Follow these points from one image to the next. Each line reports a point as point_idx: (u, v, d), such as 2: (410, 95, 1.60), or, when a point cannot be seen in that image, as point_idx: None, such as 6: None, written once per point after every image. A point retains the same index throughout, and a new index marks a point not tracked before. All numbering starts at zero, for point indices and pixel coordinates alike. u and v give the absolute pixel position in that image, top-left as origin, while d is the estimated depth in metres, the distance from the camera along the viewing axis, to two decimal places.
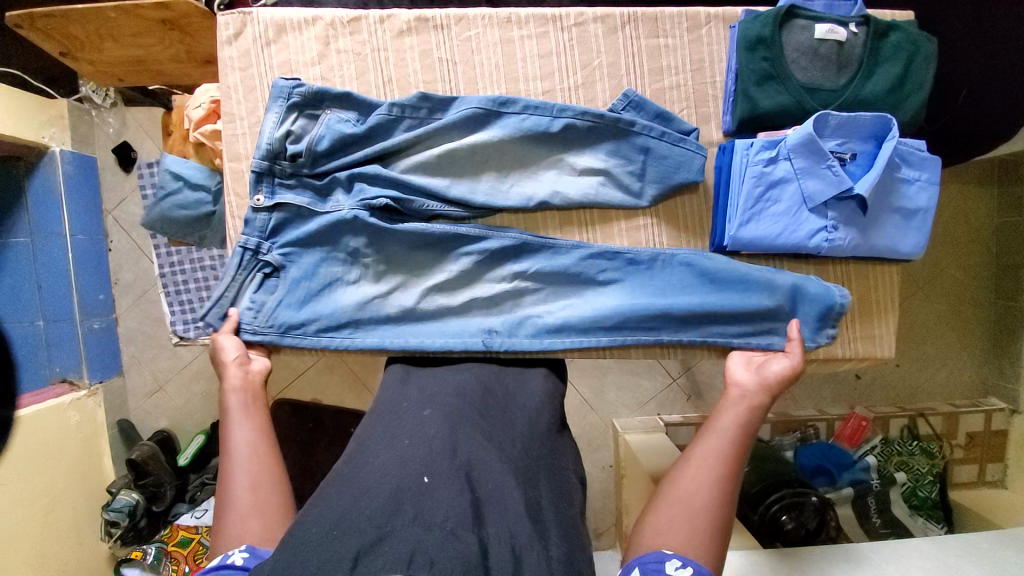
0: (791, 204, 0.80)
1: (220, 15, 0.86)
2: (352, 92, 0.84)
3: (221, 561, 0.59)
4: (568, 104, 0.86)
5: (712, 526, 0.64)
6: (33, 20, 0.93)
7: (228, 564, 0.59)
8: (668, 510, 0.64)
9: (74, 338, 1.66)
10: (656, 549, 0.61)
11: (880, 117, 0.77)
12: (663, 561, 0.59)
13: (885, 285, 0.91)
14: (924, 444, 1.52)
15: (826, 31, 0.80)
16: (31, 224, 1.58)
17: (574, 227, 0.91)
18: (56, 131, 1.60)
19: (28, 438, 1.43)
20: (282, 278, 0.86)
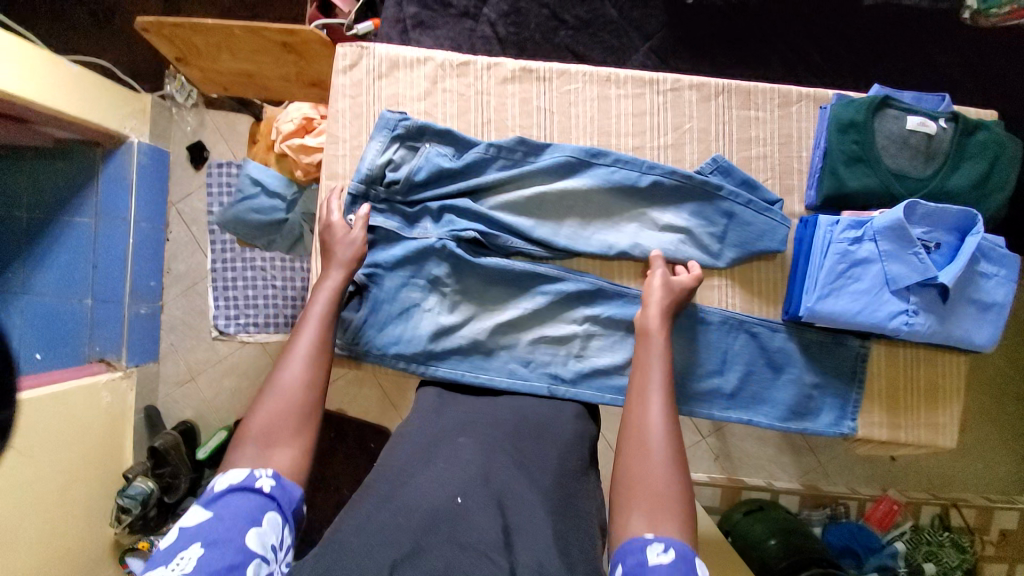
0: (872, 284, 0.81)
1: (340, 45, 0.93)
2: (452, 129, 0.89)
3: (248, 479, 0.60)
4: (655, 162, 0.90)
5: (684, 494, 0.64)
6: (162, 27, 0.99)
7: (255, 487, 0.60)
8: (636, 496, 0.64)
9: (120, 320, 1.70)
10: (635, 536, 0.61)
11: (965, 212, 0.79)
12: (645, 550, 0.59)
13: (952, 373, 0.91)
14: (954, 535, 1.47)
15: (917, 123, 0.83)
16: (98, 207, 1.65)
17: (649, 280, 0.92)
18: (137, 124, 1.69)
19: (62, 413, 1.45)
20: (365, 296, 0.89)
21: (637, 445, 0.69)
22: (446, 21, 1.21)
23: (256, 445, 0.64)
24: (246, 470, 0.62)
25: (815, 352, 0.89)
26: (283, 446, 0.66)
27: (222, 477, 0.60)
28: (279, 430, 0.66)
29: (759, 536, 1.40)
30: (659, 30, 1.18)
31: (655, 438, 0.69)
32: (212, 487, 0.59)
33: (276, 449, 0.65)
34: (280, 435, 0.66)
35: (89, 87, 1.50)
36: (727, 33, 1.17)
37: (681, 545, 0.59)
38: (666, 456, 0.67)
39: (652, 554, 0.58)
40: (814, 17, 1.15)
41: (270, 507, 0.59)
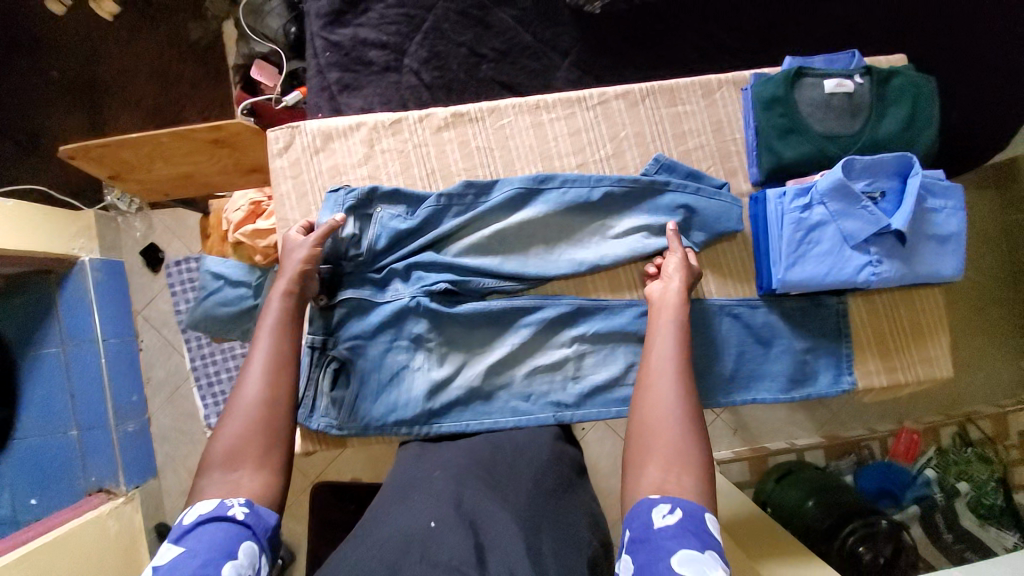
0: (834, 244, 0.83)
1: (270, 130, 0.93)
2: (399, 189, 0.89)
3: (221, 509, 0.62)
4: (601, 175, 0.91)
5: (703, 460, 0.67)
6: (88, 151, 0.98)
7: (230, 516, 0.62)
8: (651, 457, 0.67)
9: (109, 443, 1.64)
10: (644, 496, 0.64)
11: (901, 156, 0.83)
12: (652, 510, 0.61)
13: (930, 306, 0.94)
14: (978, 450, 1.48)
15: (835, 84, 0.86)
16: (63, 333, 1.61)
17: (625, 290, 0.93)
18: (86, 241, 1.65)
19: (68, 554, 1.38)
20: (352, 371, 0.89)
21: (653, 407, 0.72)
22: (369, 79, 1.22)
23: (222, 470, 0.67)
24: (216, 500, 0.64)
25: (799, 318, 0.91)
26: (251, 469, 0.68)
27: (189, 508, 0.62)
28: (242, 450, 0.68)
29: (795, 500, 1.39)
30: (573, 45, 1.23)
31: (671, 401, 0.71)
32: (185, 519, 0.61)
33: (243, 470, 0.67)
34: (246, 456, 0.68)
35: (27, 219, 1.46)
36: (639, 34, 1.22)
37: (690, 505, 0.61)
38: (683, 421, 0.70)
39: (659, 516, 0.61)
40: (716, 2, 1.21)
41: (244, 535, 0.60)
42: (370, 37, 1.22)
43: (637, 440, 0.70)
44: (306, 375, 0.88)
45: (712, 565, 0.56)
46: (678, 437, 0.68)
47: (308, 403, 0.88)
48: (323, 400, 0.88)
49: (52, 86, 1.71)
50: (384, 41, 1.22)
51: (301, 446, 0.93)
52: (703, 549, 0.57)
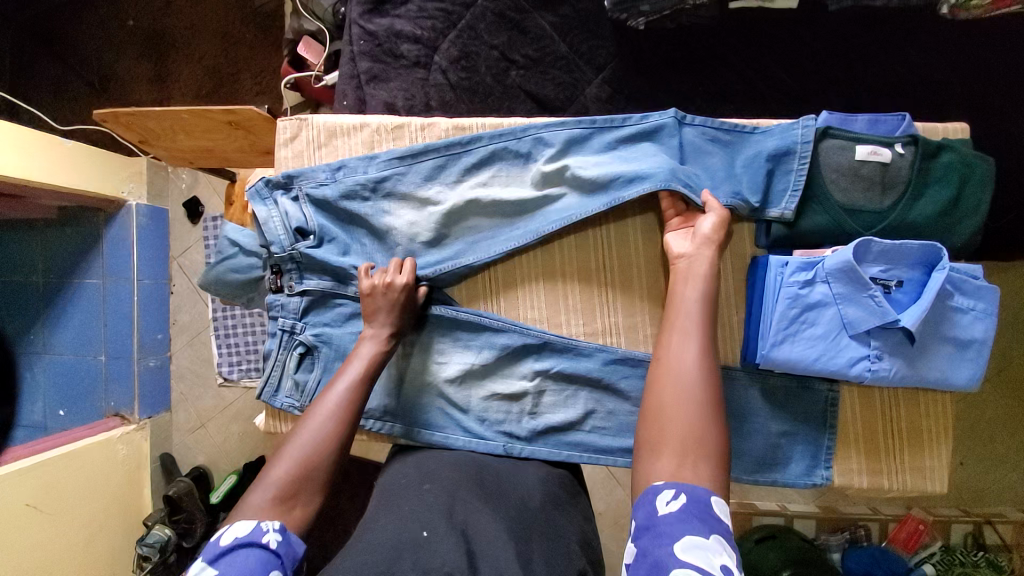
0: (830, 328, 0.76)
1: (280, 119, 0.95)
2: (344, 159, 0.92)
3: (256, 535, 0.62)
4: (532, 124, 0.91)
5: (720, 441, 0.63)
6: (118, 116, 1.05)
7: (262, 542, 0.61)
8: (665, 443, 0.63)
9: (130, 374, 1.78)
10: (651, 484, 0.60)
11: (928, 246, 0.74)
12: (656, 498, 0.58)
13: (936, 411, 0.85)
14: (991, 556, 1.36)
15: (867, 152, 0.78)
16: (104, 268, 1.75)
17: (598, 333, 0.90)
18: (134, 186, 1.77)
19: (76, 469, 1.53)
20: (316, 358, 0.92)
21: (674, 380, 0.67)
22: (398, 72, 1.21)
23: (261, 493, 0.68)
24: (252, 524, 0.64)
25: (780, 398, 0.84)
26: (301, 503, 0.69)
27: (228, 529, 0.63)
28: (298, 485, 0.70)
29: (770, 567, 1.30)
30: (609, 62, 1.17)
31: (696, 383, 0.66)
32: (222, 541, 0.61)
33: (295, 505, 0.69)
34: (301, 490, 0.70)
35: (85, 159, 1.57)
36: (681, 58, 1.15)
37: (695, 490, 0.58)
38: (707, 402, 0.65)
39: (662, 502, 0.57)
40: (771, 38, 1.12)
41: (273, 564, 0.59)
42: (406, 29, 1.21)
43: (654, 419, 0.65)
44: (274, 356, 0.93)
45: (716, 555, 0.53)
46: (696, 422, 0.63)
47: (273, 382, 0.93)
48: (288, 383, 0.92)
49: (127, 34, 1.81)
50: (418, 35, 1.21)
51: (264, 426, 0.98)
52: (709, 533, 0.54)
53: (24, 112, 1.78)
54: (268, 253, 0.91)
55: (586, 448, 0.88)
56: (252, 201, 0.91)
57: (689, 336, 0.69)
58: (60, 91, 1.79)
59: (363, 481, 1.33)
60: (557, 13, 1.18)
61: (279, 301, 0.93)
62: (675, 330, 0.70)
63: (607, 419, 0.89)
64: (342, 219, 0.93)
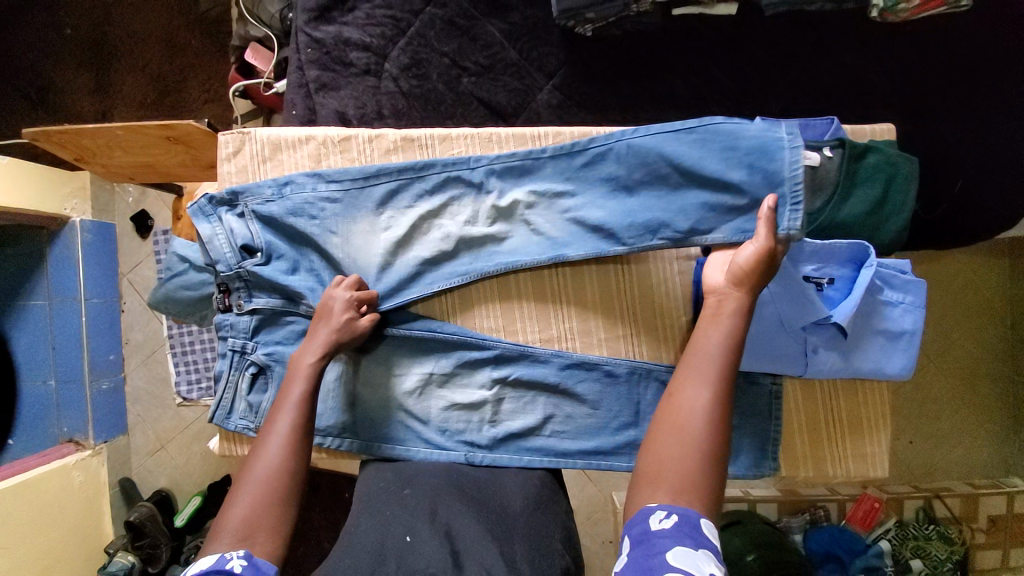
0: (769, 326, 0.80)
1: (221, 134, 0.92)
2: (289, 177, 0.90)
3: (218, 564, 0.62)
4: (483, 155, 0.91)
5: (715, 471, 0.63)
6: (48, 135, 0.99)
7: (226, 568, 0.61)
8: (662, 476, 0.63)
9: (82, 398, 1.70)
10: (644, 506, 0.62)
11: (857, 245, 0.78)
12: (648, 519, 0.60)
13: (875, 398, 0.90)
14: (940, 528, 1.42)
15: (798, 156, 0.81)
16: (50, 288, 1.67)
17: (554, 340, 0.91)
18: (77, 202, 1.70)
19: (31, 501, 1.46)
20: (269, 378, 0.91)
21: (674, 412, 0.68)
22: (348, 80, 1.20)
23: (229, 538, 0.66)
24: (217, 555, 0.64)
25: (729, 396, 0.86)
26: (263, 538, 0.67)
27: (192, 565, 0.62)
28: (258, 521, 0.68)
29: (735, 553, 1.32)
30: (560, 68, 1.19)
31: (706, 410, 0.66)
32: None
33: (258, 541, 0.67)
34: (261, 527, 0.68)
35: (24, 176, 1.50)
36: (627, 65, 1.19)
37: (686, 510, 0.60)
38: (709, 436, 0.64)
39: (655, 520, 0.59)
40: (712, 44, 1.18)
41: None
42: (354, 37, 1.20)
43: (651, 450, 0.66)
44: (226, 378, 0.91)
45: (706, 564, 0.55)
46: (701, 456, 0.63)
47: (226, 404, 0.91)
48: (242, 404, 0.91)
49: (63, 43, 1.72)
50: (367, 43, 1.20)
51: (220, 449, 0.96)
52: (697, 546, 0.57)
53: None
54: (215, 273, 0.89)
55: (545, 452, 0.90)
56: (195, 220, 0.88)
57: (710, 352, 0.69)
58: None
59: (331, 495, 1.32)
60: (506, 20, 1.20)
61: (228, 320, 0.91)
62: (691, 370, 0.69)
63: (565, 423, 0.90)
64: (291, 236, 0.91)
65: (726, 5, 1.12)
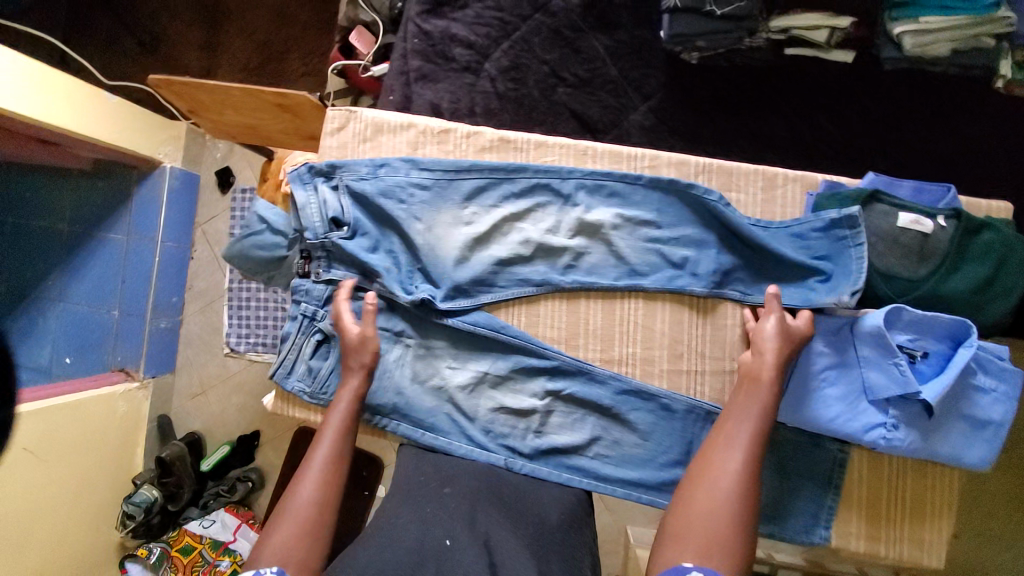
0: (848, 390, 0.76)
1: (329, 109, 0.97)
2: (387, 160, 0.93)
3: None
4: (576, 168, 0.91)
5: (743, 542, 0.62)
6: (170, 84, 1.06)
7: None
8: (690, 535, 0.63)
9: (140, 333, 1.80)
10: (677, 565, 0.60)
11: (959, 322, 0.74)
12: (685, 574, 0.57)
13: (944, 488, 0.84)
14: None
15: (910, 221, 0.78)
16: (131, 226, 1.77)
17: (614, 361, 0.88)
18: (171, 150, 1.81)
19: (79, 419, 1.55)
20: (333, 348, 0.93)
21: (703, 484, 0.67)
22: (447, 74, 1.23)
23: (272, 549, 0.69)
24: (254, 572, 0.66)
25: (788, 451, 0.84)
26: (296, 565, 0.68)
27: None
28: (293, 549, 0.69)
29: None
30: (657, 91, 1.20)
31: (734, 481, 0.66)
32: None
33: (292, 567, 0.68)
34: (294, 555, 0.69)
35: (128, 119, 1.61)
36: (730, 97, 1.18)
37: None
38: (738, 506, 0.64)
39: None
40: (819, 91, 1.15)
41: None
42: (461, 34, 1.23)
43: (682, 510, 0.66)
44: (292, 339, 0.94)
45: None
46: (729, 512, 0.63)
47: (287, 365, 0.94)
48: (301, 368, 0.93)
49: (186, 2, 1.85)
50: (472, 41, 1.23)
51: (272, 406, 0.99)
52: None
53: (74, 65, 1.81)
54: (300, 238, 0.92)
55: (585, 473, 0.88)
56: (291, 185, 0.92)
57: (740, 432, 0.69)
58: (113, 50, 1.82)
59: None
60: (613, 37, 1.21)
61: (304, 286, 0.94)
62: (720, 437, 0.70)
63: (610, 448, 0.88)
64: (376, 216, 0.94)
65: (843, 51, 1.12)
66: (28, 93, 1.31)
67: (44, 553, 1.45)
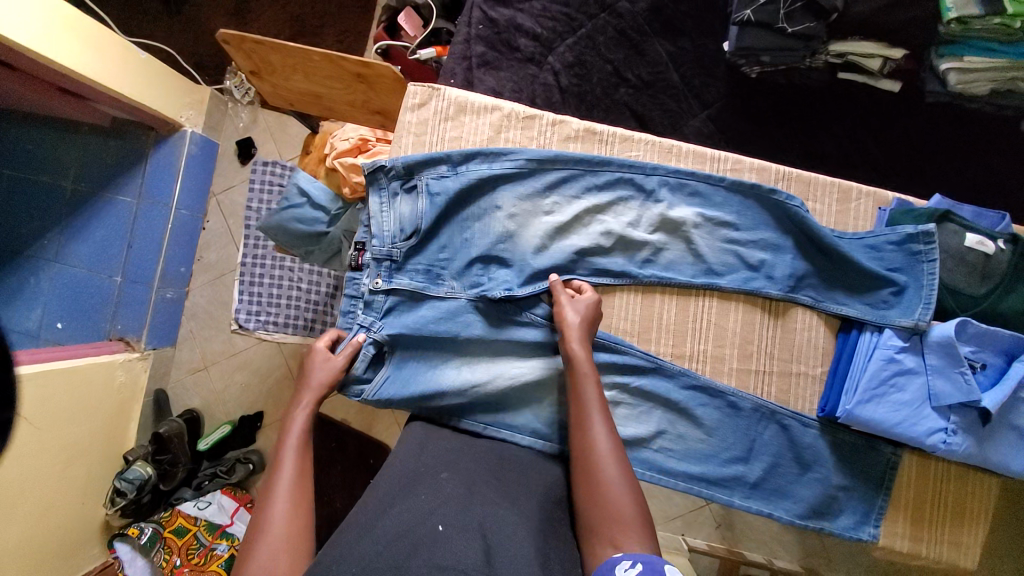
0: (915, 396, 0.81)
1: (412, 84, 0.96)
2: (466, 154, 0.91)
3: None
4: (660, 165, 0.93)
5: (637, 503, 0.68)
6: (244, 41, 1.11)
7: None
8: (598, 520, 0.67)
9: (145, 303, 1.60)
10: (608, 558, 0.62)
11: (1017, 338, 0.79)
12: (613, 565, 0.60)
13: (981, 494, 0.89)
14: None
15: (976, 240, 0.83)
16: (143, 189, 1.57)
17: (685, 357, 0.91)
18: (193, 114, 1.62)
19: (74, 389, 1.36)
20: (388, 361, 0.88)
21: (587, 457, 0.72)
22: (511, 63, 1.22)
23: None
24: None
25: (846, 452, 0.88)
26: None
27: None
28: (269, 565, 0.64)
29: None
30: (716, 100, 1.24)
31: (609, 452, 0.72)
32: None
33: None
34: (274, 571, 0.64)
35: (158, 73, 1.46)
36: (783, 110, 1.23)
37: (648, 558, 0.59)
38: (617, 472, 0.70)
39: (619, 569, 0.58)
40: (867, 116, 1.21)
41: None
42: (527, 24, 1.23)
43: (589, 490, 0.70)
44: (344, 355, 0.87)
45: None
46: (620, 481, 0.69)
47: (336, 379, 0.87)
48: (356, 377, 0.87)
49: None
50: (537, 33, 1.23)
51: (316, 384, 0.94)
52: None
53: (86, 10, 1.64)
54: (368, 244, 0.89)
55: (649, 466, 0.89)
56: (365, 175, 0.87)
57: (593, 410, 0.75)
58: (130, 0, 1.66)
59: None
60: (676, 44, 1.24)
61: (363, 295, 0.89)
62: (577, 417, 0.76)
63: (675, 442, 0.89)
64: (457, 205, 0.92)
65: (889, 81, 1.17)
66: (52, 39, 1.14)
67: (24, 535, 1.24)
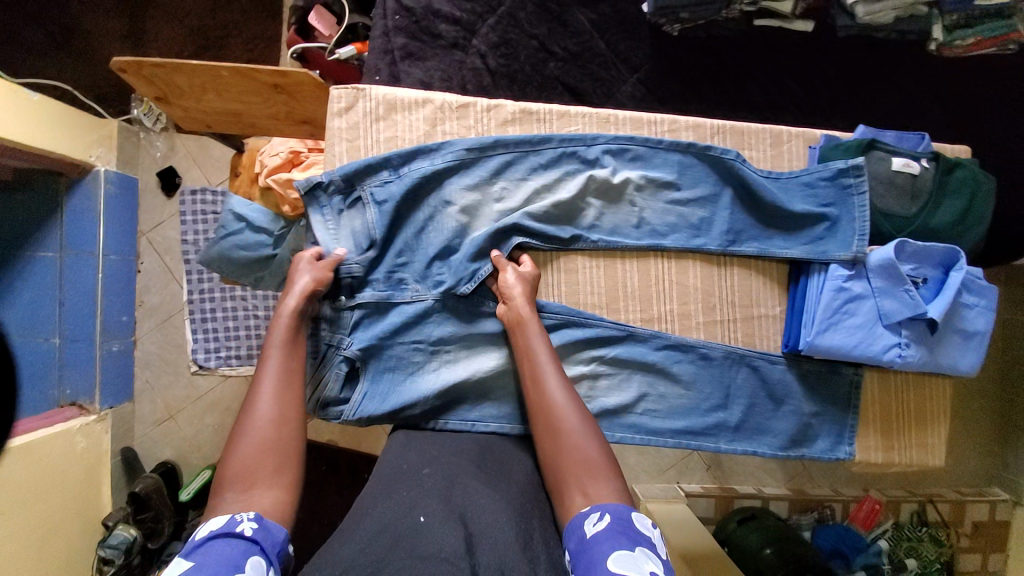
0: (868, 318, 0.86)
1: (334, 87, 0.91)
2: (406, 154, 0.89)
3: (229, 526, 0.59)
4: (601, 135, 0.93)
5: (602, 449, 0.71)
6: (142, 67, 1.03)
7: (237, 532, 0.59)
8: (568, 474, 0.70)
9: (91, 360, 1.49)
10: (578, 514, 0.65)
11: (951, 249, 0.85)
12: (584, 522, 0.63)
13: (939, 397, 0.96)
14: (932, 531, 1.43)
15: (902, 164, 0.88)
16: (63, 241, 1.44)
17: (655, 321, 0.93)
18: (104, 151, 1.50)
19: (34, 467, 1.26)
20: (365, 372, 0.86)
21: (546, 416, 0.74)
22: (435, 52, 1.18)
23: (235, 488, 0.65)
24: (228, 516, 0.62)
25: (813, 382, 0.93)
26: (263, 488, 0.66)
27: (202, 526, 0.60)
28: (255, 470, 0.67)
29: (752, 545, 1.29)
30: (644, 62, 1.24)
31: (565, 405, 0.74)
32: (198, 535, 0.59)
33: (256, 492, 0.65)
34: (259, 477, 0.66)
35: (56, 112, 1.32)
36: (709, 64, 1.25)
37: (616, 510, 0.63)
38: (578, 425, 0.73)
39: (590, 524, 0.62)
40: (788, 58, 1.25)
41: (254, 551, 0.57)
42: (444, 8, 1.18)
43: (554, 448, 0.72)
44: (319, 374, 0.86)
45: (644, 562, 0.56)
46: (581, 432, 0.72)
47: (315, 400, 0.85)
48: (337, 395, 0.86)
49: None
50: (457, 17, 1.19)
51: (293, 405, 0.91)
52: (633, 546, 0.58)
53: None
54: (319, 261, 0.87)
55: (637, 429, 0.91)
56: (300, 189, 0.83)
57: (546, 369, 0.77)
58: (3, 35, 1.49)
59: None
60: (596, 11, 1.23)
61: (326, 315, 0.87)
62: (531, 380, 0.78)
63: (658, 402, 0.92)
64: (406, 206, 0.89)
65: (804, 21, 1.20)
66: None
67: None
